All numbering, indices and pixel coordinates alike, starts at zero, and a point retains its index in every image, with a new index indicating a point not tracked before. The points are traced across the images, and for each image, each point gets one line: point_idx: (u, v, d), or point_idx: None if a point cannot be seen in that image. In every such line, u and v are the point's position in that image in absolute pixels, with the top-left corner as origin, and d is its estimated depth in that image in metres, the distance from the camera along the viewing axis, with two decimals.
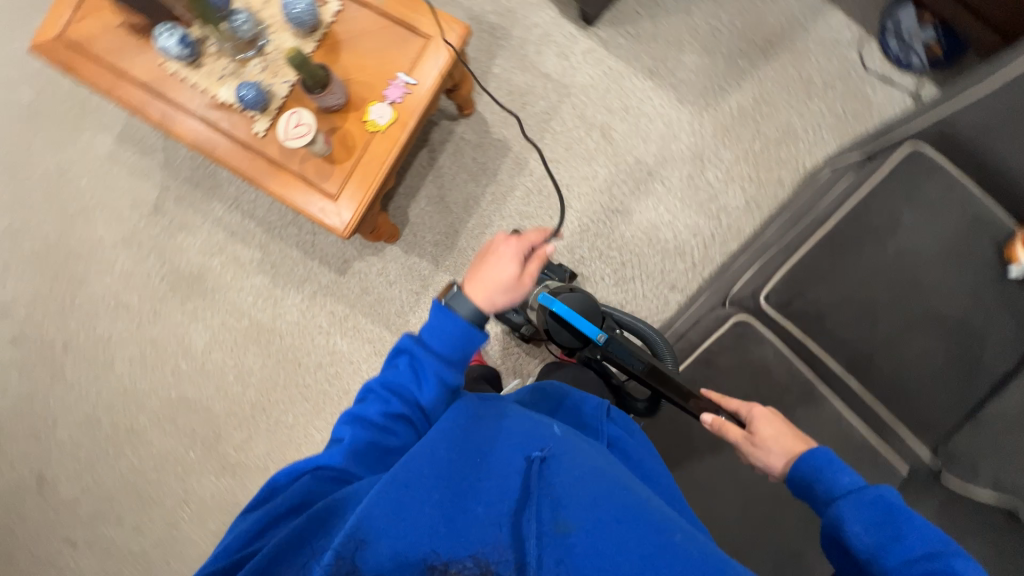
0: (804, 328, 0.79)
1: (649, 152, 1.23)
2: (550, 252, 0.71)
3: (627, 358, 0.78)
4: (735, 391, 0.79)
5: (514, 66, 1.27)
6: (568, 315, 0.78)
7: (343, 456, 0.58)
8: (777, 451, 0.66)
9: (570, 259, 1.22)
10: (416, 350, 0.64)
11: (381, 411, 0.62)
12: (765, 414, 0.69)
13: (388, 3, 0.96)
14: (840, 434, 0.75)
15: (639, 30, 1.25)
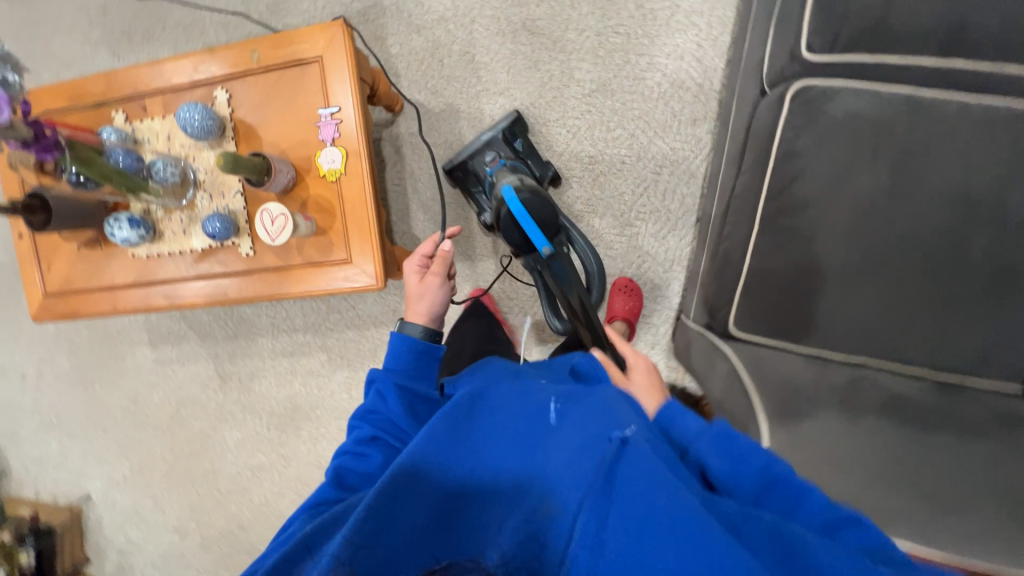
0: (872, 49, 0.63)
1: (583, 13, 1.09)
2: (444, 250, 0.85)
3: (563, 277, 0.81)
4: (840, 163, 0.66)
5: (407, 34, 1.17)
6: (519, 219, 0.80)
7: (333, 487, 0.65)
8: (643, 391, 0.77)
9: (582, 167, 1.12)
10: (381, 377, 0.75)
11: (356, 439, 0.69)
12: (643, 365, 0.83)
13: (263, 57, 0.89)
14: (985, 124, 0.61)
15: None
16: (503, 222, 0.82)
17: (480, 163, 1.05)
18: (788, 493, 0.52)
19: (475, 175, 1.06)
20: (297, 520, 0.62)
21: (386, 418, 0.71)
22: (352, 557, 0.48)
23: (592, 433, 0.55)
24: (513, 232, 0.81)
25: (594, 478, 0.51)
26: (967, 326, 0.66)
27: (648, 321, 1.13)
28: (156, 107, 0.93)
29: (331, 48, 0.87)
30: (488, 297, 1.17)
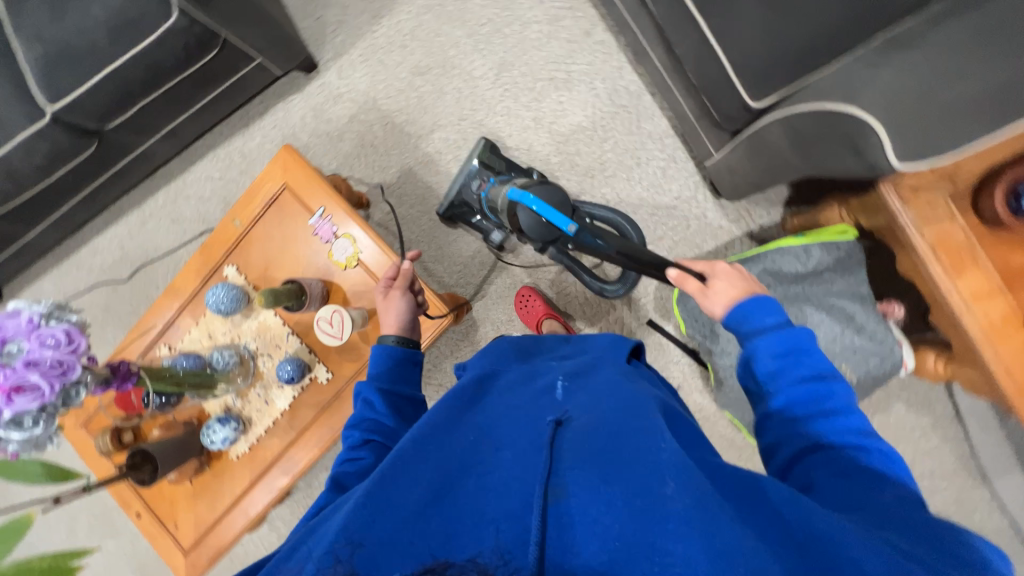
0: None
1: (450, 32, 1.24)
2: (403, 264, 0.88)
3: (594, 245, 0.70)
4: None
5: (336, 146, 1.30)
6: (538, 212, 0.74)
7: (325, 490, 0.62)
8: (720, 303, 0.69)
9: (534, 129, 1.20)
10: (364, 385, 0.75)
11: (348, 445, 0.69)
12: (727, 272, 0.71)
13: (244, 219, 0.98)
14: None
15: (336, 21, 1.29)
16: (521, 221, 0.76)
17: (473, 194, 1.09)
18: (838, 464, 0.51)
19: (467, 203, 1.11)
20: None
21: (377, 423, 0.71)
22: (346, 554, 0.41)
23: (600, 411, 0.52)
24: (533, 227, 0.75)
25: (589, 446, 0.46)
26: None
27: (684, 197, 1.13)
28: (187, 319, 1.00)
29: (289, 171, 0.96)
30: (525, 294, 1.18)
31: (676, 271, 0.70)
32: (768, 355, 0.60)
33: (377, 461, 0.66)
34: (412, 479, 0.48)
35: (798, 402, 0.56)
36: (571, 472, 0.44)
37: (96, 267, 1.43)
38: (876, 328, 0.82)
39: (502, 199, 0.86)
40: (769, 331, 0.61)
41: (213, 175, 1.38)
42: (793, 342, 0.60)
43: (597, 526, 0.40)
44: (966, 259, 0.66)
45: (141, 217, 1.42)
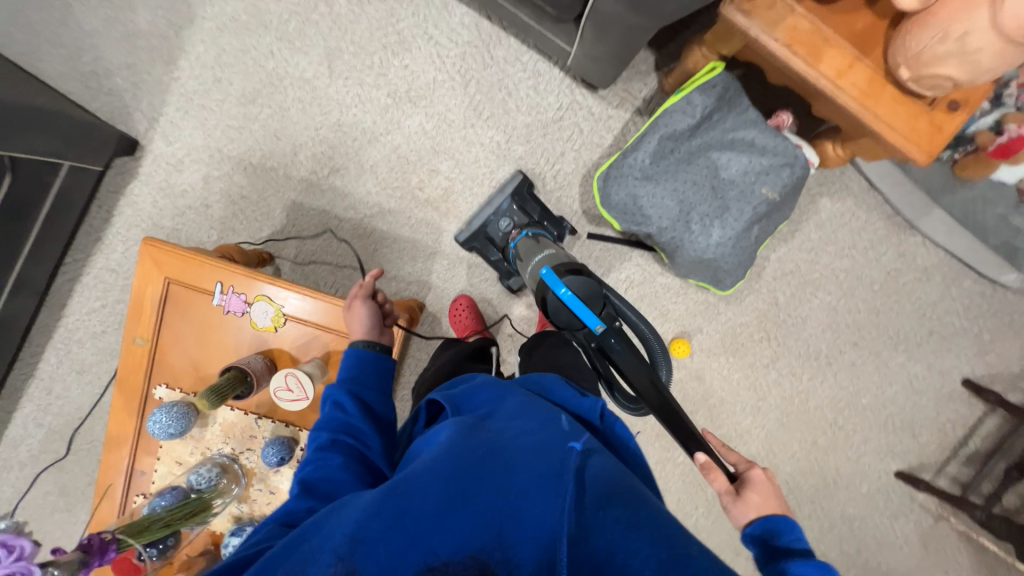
0: None
1: (257, 44, 1.11)
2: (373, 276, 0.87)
3: (623, 350, 0.77)
4: None
5: (205, 216, 1.18)
6: (567, 300, 0.81)
7: (300, 498, 0.60)
8: (751, 508, 0.62)
9: (393, 104, 1.13)
10: (337, 389, 0.73)
11: (315, 446, 0.67)
12: (760, 479, 0.65)
13: (144, 334, 0.88)
14: None
15: (130, 86, 1.13)
16: (549, 302, 0.82)
17: (501, 236, 1.07)
18: None
19: (490, 239, 1.08)
20: (259, 532, 0.56)
21: (345, 424, 0.69)
22: (346, 552, 0.43)
23: (609, 459, 0.54)
24: (560, 312, 0.82)
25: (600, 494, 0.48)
26: None
27: (566, 105, 1.12)
28: (147, 460, 0.92)
29: (163, 264, 0.86)
30: (461, 304, 1.15)
31: (704, 456, 0.67)
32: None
33: (345, 461, 0.64)
34: (428, 487, 0.48)
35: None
36: (584, 514, 0.46)
37: (28, 456, 1.30)
38: (777, 143, 0.86)
39: (531, 268, 0.92)
40: (800, 559, 0.55)
41: (95, 306, 1.23)
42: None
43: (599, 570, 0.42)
44: (819, 42, 0.69)
45: (43, 385, 1.27)
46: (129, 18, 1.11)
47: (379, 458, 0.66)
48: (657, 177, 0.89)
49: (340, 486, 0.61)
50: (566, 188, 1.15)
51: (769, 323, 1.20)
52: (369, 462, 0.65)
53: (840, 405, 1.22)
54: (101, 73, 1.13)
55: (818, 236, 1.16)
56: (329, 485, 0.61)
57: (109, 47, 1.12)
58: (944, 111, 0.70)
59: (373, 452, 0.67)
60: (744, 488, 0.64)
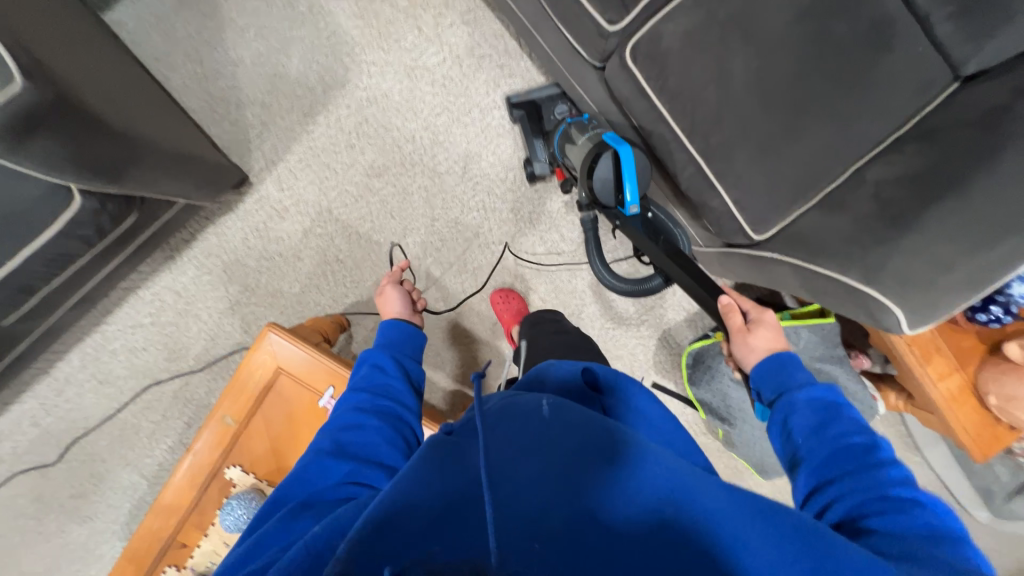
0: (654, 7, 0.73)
1: (402, 125, 1.12)
2: (401, 266, 0.96)
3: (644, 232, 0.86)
4: (709, 88, 0.73)
5: (290, 267, 1.15)
6: (622, 172, 0.80)
7: (335, 467, 0.56)
8: (759, 345, 0.73)
9: (513, 219, 1.17)
10: (375, 353, 0.72)
11: (354, 406, 0.64)
12: (770, 321, 0.76)
13: (233, 412, 0.85)
14: None
15: (259, 124, 1.10)
16: (603, 165, 0.80)
17: (553, 120, 1.09)
18: (909, 529, 0.44)
19: (540, 116, 1.10)
20: (281, 512, 0.52)
21: (384, 387, 0.67)
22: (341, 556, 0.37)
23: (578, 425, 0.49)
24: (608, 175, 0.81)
25: (592, 468, 0.44)
26: (897, 90, 0.71)
27: None
28: (192, 533, 0.88)
29: (280, 354, 0.86)
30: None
31: (729, 301, 0.78)
32: (805, 404, 0.60)
33: (380, 425, 0.61)
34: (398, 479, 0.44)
35: (843, 436, 0.54)
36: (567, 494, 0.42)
37: (8, 453, 1.18)
38: (856, 386, 0.98)
39: (582, 135, 0.90)
40: (807, 386, 0.62)
41: (142, 321, 1.16)
42: (829, 397, 0.60)
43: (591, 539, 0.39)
44: (933, 348, 0.81)
45: (54, 385, 1.17)
46: (281, 61, 1.09)
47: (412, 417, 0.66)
48: None
49: (375, 452, 0.58)
50: (645, 338, 1.22)
51: None
52: (402, 426, 0.64)
53: None
54: (235, 103, 1.09)
55: None
56: (363, 447, 0.58)
57: (250, 80, 1.09)
58: (1006, 428, 0.83)
59: (407, 412, 0.66)
60: (758, 326, 0.75)
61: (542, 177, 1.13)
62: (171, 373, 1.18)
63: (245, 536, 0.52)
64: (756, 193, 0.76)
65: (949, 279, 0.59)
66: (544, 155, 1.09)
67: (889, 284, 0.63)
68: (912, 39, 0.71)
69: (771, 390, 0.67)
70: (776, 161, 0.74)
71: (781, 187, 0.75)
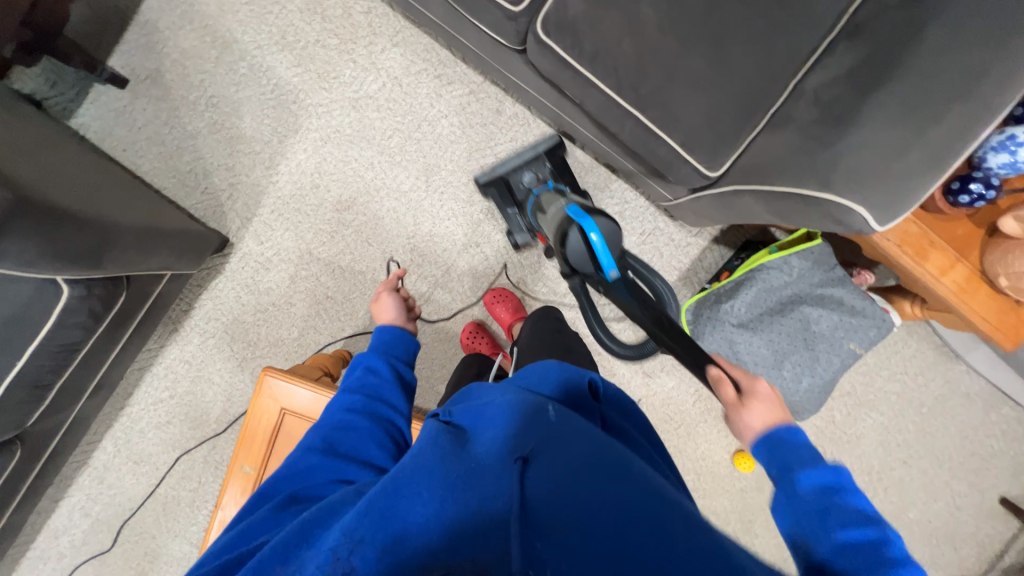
0: None
1: (358, 156, 1.16)
2: (395, 273, 0.94)
3: (632, 297, 0.70)
4: (625, 39, 0.73)
5: (285, 314, 1.19)
6: (591, 240, 0.71)
7: (323, 456, 0.57)
8: (756, 420, 0.62)
9: (485, 219, 1.18)
10: (367, 355, 0.71)
11: (345, 407, 0.64)
12: (768, 394, 0.63)
13: (249, 461, 0.88)
14: None
15: (227, 186, 1.15)
16: (572, 241, 0.72)
17: (524, 189, 1.03)
18: None
19: (509, 186, 1.04)
20: (266, 505, 0.52)
21: (376, 392, 0.67)
22: (344, 552, 0.39)
23: (585, 440, 0.47)
24: (579, 249, 0.72)
25: (617, 487, 0.43)
26: None
27: (649, 231, 1.18)
28: None
29: (281, 396, 0.88)
30: (471, 331, 1.16)
31: (717, 372, 0.64)
32: (808, 490, 0.53)
33: (371, 427, 0.62)
34: (410, 485, 0.43)
35: (844, 529, 0.48)
36: (572, 512, 0.41)
37: (67, 548, 1.23)
38: (866, 304, 0.93)
39: (551, 210, 0.83)
40: (809, 467, 0.55)
41: (162, 396, 1.21)
42: (830, 479, 0.53)
43: (606, 545, 0.39)
44: (926, 244, 0.76)
45: (95, 474, 1.23)
46: (234, 123, 1.15)
47: (403, 421, 0.66)
48: (752, 326, 0.95)
49: (364, 451, 0.59)
50: None
51: (826, 438, 1.26)
52: (391, 427, 0.64)
53: (889, 520, 1.26)
54: (201, 173, 1.15)
55: (873, 360, 1.25)
56: (352, 447, 0.59)
57: (211, 149, 1.15)
58: None
59: (397, 417, 0.66)
60: (751, 399, 0.63)
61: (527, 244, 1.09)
62: (198, 439, 1.22)
63: (232, 522, 0.53)
64: (699, 131, 0.74)
65: (902, 167, 0.60)
66: (523, 225, 1.05)
67: (844, 182, 0.62)
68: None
69: (771, 462, 0.58)
70: (711, 94, 0.73)
71: (723, 121, 0.73)
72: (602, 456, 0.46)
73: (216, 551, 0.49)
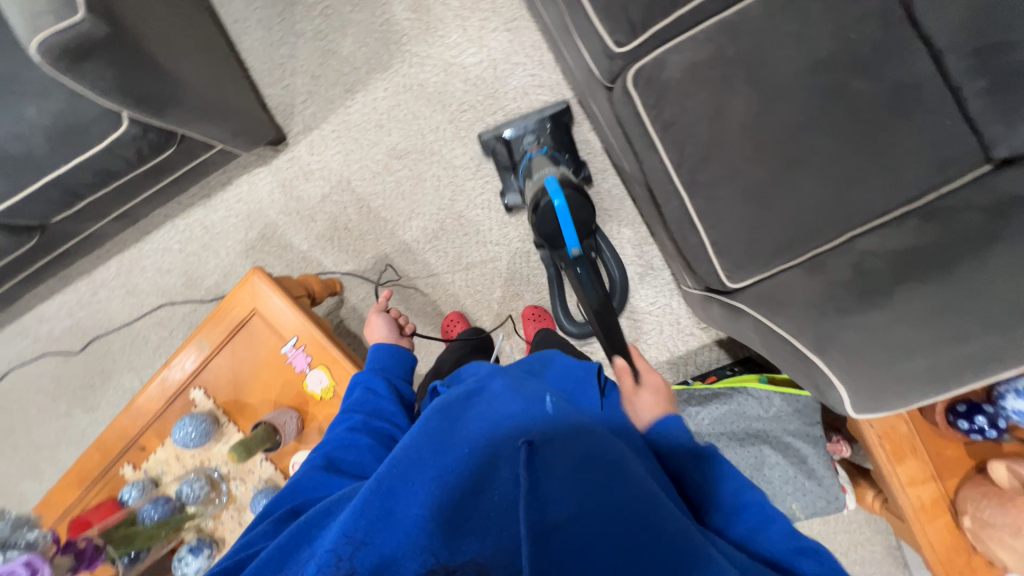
0: (664, 36, 0.73)
1: (430, 116, 1.18)
2: (386, 295, 1.00)
3: (586, 282, 0.85)
4: (705, 121, 0.71)
5: (302, 227, 1.24)
6: (559, 209, 0.83)
7: (328, 472, 0.62)
8: (646, 410, 0.63)
9: (514, 223, 1.19)
10: (367, 376, 0.77)
11: (347, 426, 0.68)
12: (659, 386, 0.66)
13: (208, 338, 0.94)
14: (782, 27, 0.69)
15: (305, 91, 1.21)
16: (541, 208, 0.84)
17: (520, 151, 1.11)
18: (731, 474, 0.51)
19: (510, 148, 1.12)
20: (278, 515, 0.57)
21: (376, 408, 0.72)
22: (347, 554, 0.41)
23: (583, 440, 0.46)
24: (547, 221, 0.85)
25: (600, 489, 0.42)
26: (908, 159, 0.66)
27: (659, 303, 1.15)
28: (152, 439, 0.97)
29: (259, 297, 0.93)
30: (453, 318, 1.17)
31: (621, 360, 0.69)
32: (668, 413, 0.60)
33: (372, 444, 0.66)
34: (405, 488, 0.46)
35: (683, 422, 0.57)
36: (554, 500, 0.40)
37: (44, 335, 1.35)
38: (826, 474, 0.89)
39: (537, 174, 0.93)
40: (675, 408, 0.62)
41: (172, 247, 1.30)
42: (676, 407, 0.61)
43: (585, 553, 0.38)
44: (908, 449, 0.72)
45: (91, 285, 1.33)
46: (336, 39, 1.19)
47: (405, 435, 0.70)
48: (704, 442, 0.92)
49: (365, 468, 0.63)
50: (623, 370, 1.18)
51: None
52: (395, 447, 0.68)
53: None
54: (288, 70, 1.20)
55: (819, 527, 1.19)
56: (355, 466, 0.63)
57: (307, 52, 1.20)
58: (984, 561, 0.72)
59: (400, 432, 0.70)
60: (644, 389, 0.66)
61: (517, 209, 1.16)
62: (185, 298, 1.31)
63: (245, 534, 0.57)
64: (735, 240, 0.72)
65: (899, 370, 0.61)
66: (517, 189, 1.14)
67: (835, 355, 0.65)
68: (935, 109, 0.66)
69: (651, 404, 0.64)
70: (764, 210, 0.70)
71: (763, 241, 0.71)
72: (590, 446, 0.46)
73: (238, 551, 0.52)
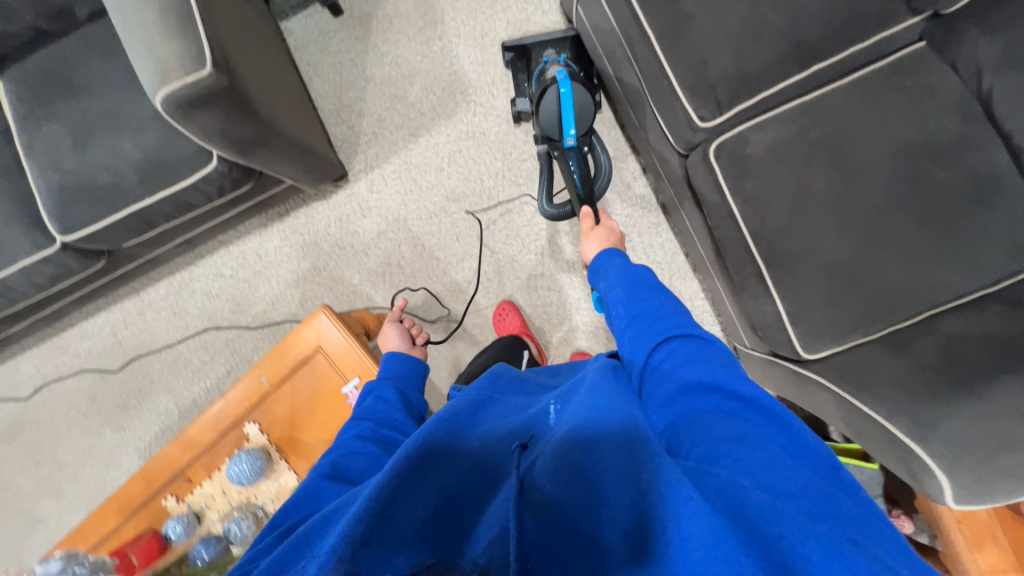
0: (745, 114, 0.77)
1: (490, 163, 1.23)
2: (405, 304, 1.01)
3: (576, 166, 0.93)
4: (786, 197, 0.74)
5: (355, 261, 1.26)
6: (562, 96, 0.90)
7: (333, 481, 0.57)
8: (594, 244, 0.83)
9: (565, 268, 1.21)
10: (377, 384, 0.76)
11: (355, 433, 0.66)
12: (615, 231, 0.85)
13: (268, 372, 0.94)
14: (863, 114, 0.73)
15: (371, 133, 1.25)
16: (546, 96, 0.91)
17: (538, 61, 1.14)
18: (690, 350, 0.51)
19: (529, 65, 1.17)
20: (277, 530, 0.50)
21: (385, 417, 0.70)
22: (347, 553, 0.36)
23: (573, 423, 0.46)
24: (550, 109, 0.92)
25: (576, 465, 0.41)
26: (990, 247, 0.68)
27: None
28: (199, 471, 0.95)
29: (324, 335, 0.94)
30: None
31: (587, 208, 0.87)
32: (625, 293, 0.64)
33: (379, 452, 0.63)
34: (412, 490, 0.43)
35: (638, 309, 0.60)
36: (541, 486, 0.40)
37: (84, 351, 1.36)
38: None
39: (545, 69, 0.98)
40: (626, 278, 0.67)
41: (223, 272, 1.32)
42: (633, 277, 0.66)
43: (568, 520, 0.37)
44: None
45: (138, 305, 1.34)
46: (405, 85, 1.25)
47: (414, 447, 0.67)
48: None
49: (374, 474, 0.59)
50: None
51: None
52: None
53: None
54: (356, 112, 1.25)
55: None
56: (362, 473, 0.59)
57: (375, 97, 1.25)
58: None
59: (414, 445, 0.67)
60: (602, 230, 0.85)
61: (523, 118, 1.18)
62: (230, 323, 1.32)
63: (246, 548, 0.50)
64: (814, 312, 0.73)
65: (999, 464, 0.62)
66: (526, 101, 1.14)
67: (941, 449, 0.65)
68: (1014, 201, 0.68)
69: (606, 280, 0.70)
70: (845, 287, 0.72)
71: (844, 317, 0.72)
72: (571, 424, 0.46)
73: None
